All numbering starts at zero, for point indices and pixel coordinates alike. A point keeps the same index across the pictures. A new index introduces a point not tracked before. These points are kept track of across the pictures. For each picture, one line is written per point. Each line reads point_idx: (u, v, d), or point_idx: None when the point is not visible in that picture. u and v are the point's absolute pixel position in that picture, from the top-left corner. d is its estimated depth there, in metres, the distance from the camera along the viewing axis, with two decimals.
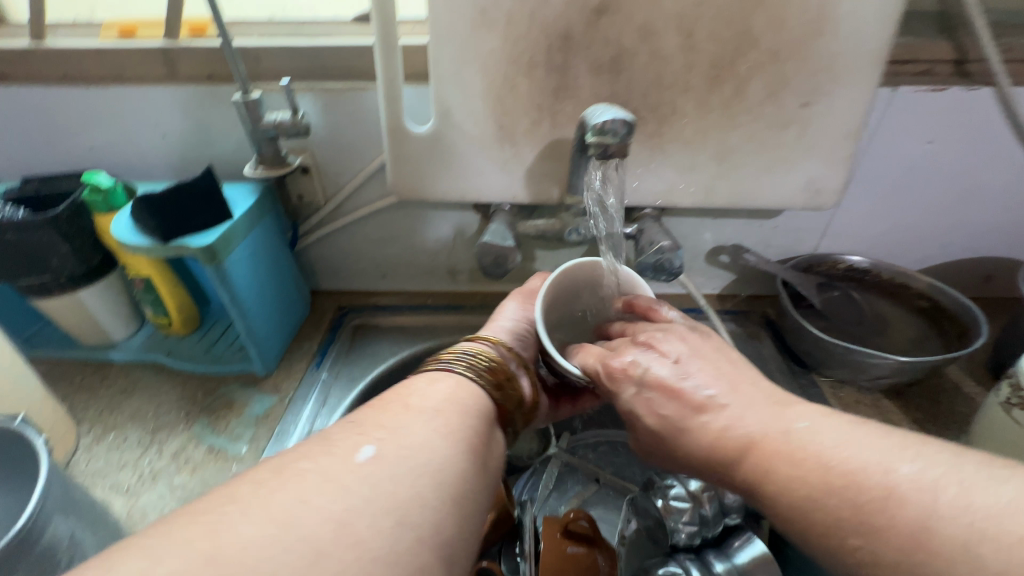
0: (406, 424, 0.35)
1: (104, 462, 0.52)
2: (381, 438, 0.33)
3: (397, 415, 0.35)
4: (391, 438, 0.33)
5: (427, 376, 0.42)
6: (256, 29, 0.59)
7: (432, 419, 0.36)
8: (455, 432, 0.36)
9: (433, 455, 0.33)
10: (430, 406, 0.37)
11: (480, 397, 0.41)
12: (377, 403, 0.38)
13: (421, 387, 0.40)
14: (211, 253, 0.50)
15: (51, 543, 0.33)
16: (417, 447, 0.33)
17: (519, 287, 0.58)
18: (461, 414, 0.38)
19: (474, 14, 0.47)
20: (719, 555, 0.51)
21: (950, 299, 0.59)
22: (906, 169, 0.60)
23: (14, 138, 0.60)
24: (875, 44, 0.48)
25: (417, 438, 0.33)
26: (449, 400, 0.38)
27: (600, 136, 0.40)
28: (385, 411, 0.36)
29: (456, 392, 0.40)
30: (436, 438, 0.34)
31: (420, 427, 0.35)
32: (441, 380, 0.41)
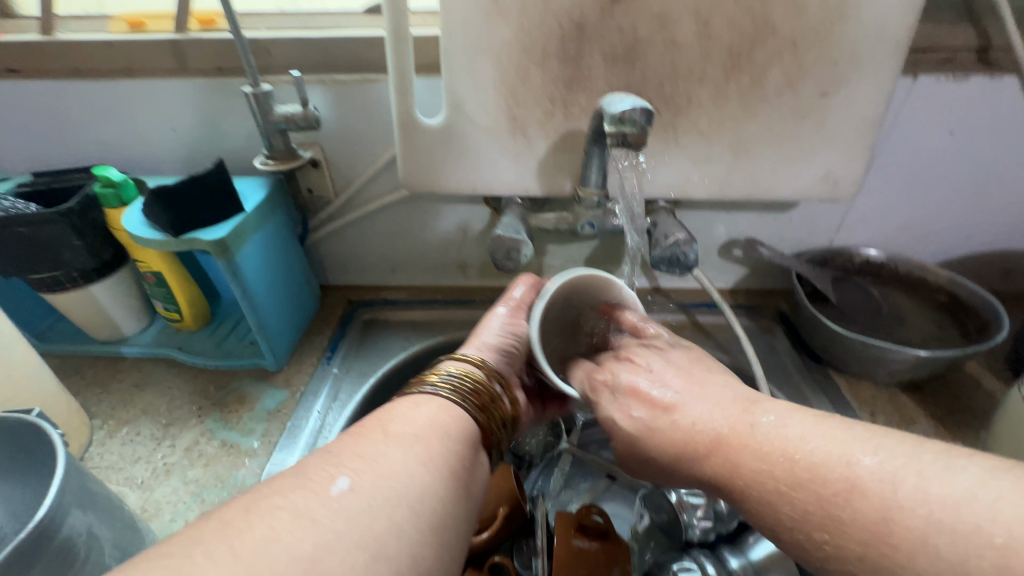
0: (385, 452, 0.32)
1: (118, 456, 0.52)
2: (355, 469, 0.31)
3: (373, 443, 0.33)
4: (369, 470, 0.31)
5: (409, 399, 0.39)
6: (266, 22, 0.59)
7: (412, 446, 0.34)
8: (436, 459, 0.34)
9: (413, 484, 0.31)
10: (410, 432, 0.35)
11: (467, 423, 0.39)
12: (353, 428, 0.35)
13: (403, 411, 0.37)
14: (223, 248, 0.49)
15: (68, 537, 0.33)
16: (396, 477, 0.31)
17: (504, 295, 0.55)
18: (444, 439, 0.36)
19: (488, 3, 0.47)
20: (735, 551, 0.51)
21: (970, 293, 0.58)
22: (925, 160, 0.58)
23: (24, 132, 0.60)
24: (898, 31, 0.47)
25: (395, 468, 0.31)
26: (431, 426, 0.36)
27: (618, 125, 0.39)
28: (363, 437, 0.34)
29: (441, 417, 0.38)
30: (416, 468, 0.32)
31: (399, 455, 0.32)
32: (424, 404, 0.39)
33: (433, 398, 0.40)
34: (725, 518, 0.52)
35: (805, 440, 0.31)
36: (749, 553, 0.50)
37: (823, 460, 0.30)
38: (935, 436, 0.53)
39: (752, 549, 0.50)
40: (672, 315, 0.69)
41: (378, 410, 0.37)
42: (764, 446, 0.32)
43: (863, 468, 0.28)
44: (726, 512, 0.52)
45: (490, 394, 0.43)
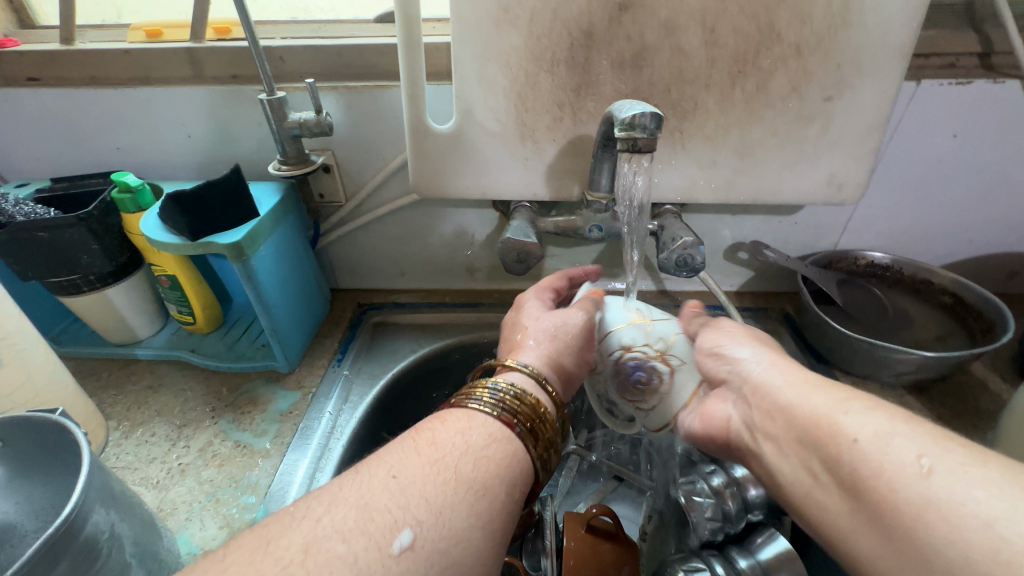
0: (445, 506, 0.30)
1: (133, 456, 0.53)
2: (419, 519, 0.29)
3: (441, 485, 0.31)
4: (433, 525, 0.29)
5: (482, 427, 0.36)
6: (280, 30, 0.60)
7: (476, 499, 0.31)
8: (493, 523, 0.31)
9: (466, 551, 0.29)
10: (473, 479, 0.32)
11: (522, 461, 0.36)
12: (424, 448, 0.33)
13: (465, 442, 0.34)
14: (238, 251, 0.50)
15: (93, 533, 0.33)
16: (454, 540, 0.29)
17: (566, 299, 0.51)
18: (502, 492, 0.33)
19: (498, 11, 0.48)
20: (742, 552, 0.51)
21: (974, 294, 0.59)
22: (929, 163, 0.59)
23: (43, 139, 0.62)
24: (901, 37, 0.47)
25: (455, 526, 0.29)
26: (500, 477, 0.33)
27: (628, 130, 0.40)
28: (430, 469, 0.31)
29: (510, 463, 0.35)
30: (473, 530, 0.30)
31: (463, 511, 0.30)
32: (500, 442, 0.35)
33: (509, 435, 0.36)
34: (732, 518, 0.52)
35: (891, 441, 0.30)
36: (757, 553, 0.50)
37: (893, 467, 0.29)
38: None
39: (760, 550, 0.50)
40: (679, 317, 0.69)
41: (452, 430, 0.35)
42: (853, 438, 0.32)
43: (933, 488, 0.27)
44: (734, 513, 0.52)
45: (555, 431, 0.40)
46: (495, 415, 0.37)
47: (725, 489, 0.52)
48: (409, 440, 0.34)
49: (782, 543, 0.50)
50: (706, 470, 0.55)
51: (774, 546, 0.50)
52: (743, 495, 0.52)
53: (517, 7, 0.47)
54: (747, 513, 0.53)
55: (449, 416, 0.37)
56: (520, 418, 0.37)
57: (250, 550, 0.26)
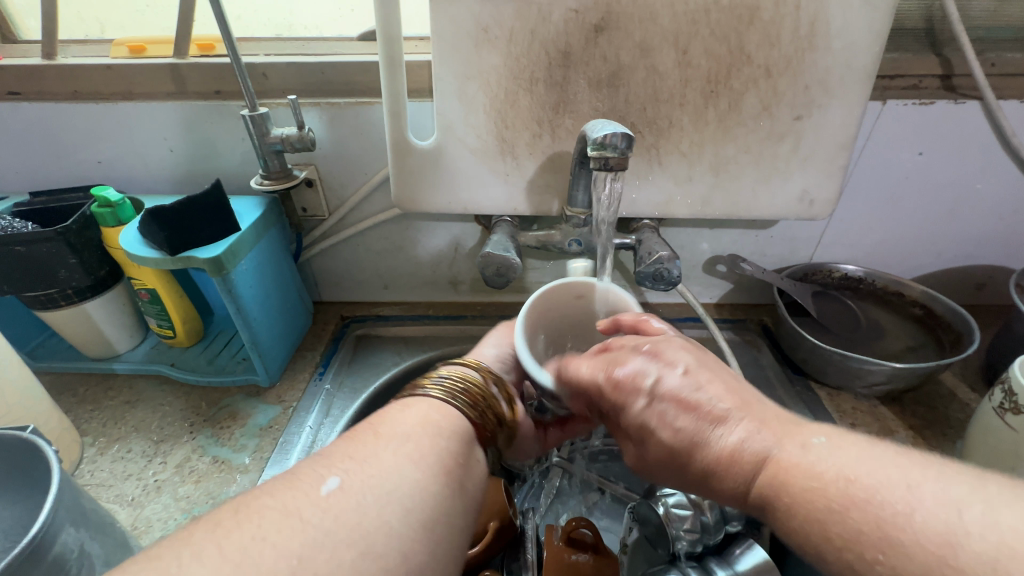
0: (373, 452, 0.31)
1: (109, 473, 0.52)
2: (346, 469, 0.29)
3: (362, 445, 0.31)
4: (360, 471, 0.29)
5: (402, 405, 0.36)
6: (265, 48, 0.61)
7: (399, 445, 0.32)
8: (428, 458, 0.31)
9: (403, 482, 0.29)
10: (399, 430, 0.33)
11: (456, 417, 0.36)
12: (343, 430, 0.34)
13: (392, 412, 0.35)
14: (217, 265, 0.50)
15: (61, 554, 0.33)
16: (383, 476, 0.29)
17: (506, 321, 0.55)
18: (434, 436, 0.33)
19: (477, 32, 0.49)
20: (721, 562, 0.52)
21: (943, 306, 0.61)
22: (898, 179, 0.61)
23: (22, 153, 0.61)
24: (865, 59, 0.49)
25: (383, 468, 0.30)
26: (421, 426, 0.34)
27: (601, 149, 0.41)
28: (351, 438, 0.32)
29: (431, 414, 0.35)
30: (406, 465, 0.30)
31: (390, 457, 0.31)
32: (415, 406, 0.36)
33: (422, 398, 0.37)
34: (710, 530, 0.53)
35: None
36: (735, 563, 0.51)
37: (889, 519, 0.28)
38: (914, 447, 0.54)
39: (738, 560, 0.51)
40: None
41: (367, 414, 0.35)
42: None
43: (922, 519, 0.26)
44: (711, 523, 0.53)
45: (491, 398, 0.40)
46: (417, 393, 0.38)
47: (703, 500, 0.53)
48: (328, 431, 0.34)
49: (759, 554, 0.51)
50: None
51: (752, 557, 0.51)
52: (721, 505, 0.54)
53: (496, 28, 0.49)
54: (724, 524, 0.54)
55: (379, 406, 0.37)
56: (458, 397, 0.38)
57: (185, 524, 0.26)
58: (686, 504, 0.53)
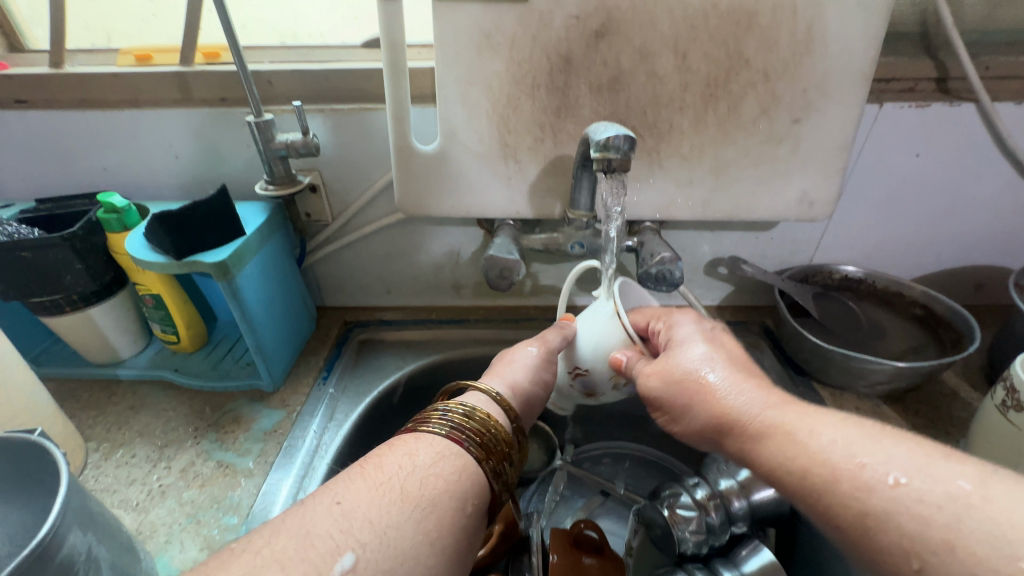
0: (394, 523, 0.31)
1: (113, 478, 0.52)
2: (362, 541, 0.29)
3: (384, 506, 0.32)
4: (378, 545, 0.30)
5: (431, 447, 0.36)
6: (270, 56, 0.62)
7: (421, 518, 0.32)
8: (443, 538, 0.32)
9: (414, 567, 0.30)
10: (425, 499, 0.33)
11: (481, 486, 0.36)
12: (372, 474, 0.34)
13: (422, 465, 0.35)
14: (223, 270, 0.51)
15: (69, 556, 0.33)
16: (400, 559, 0.30)
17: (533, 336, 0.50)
18: (455, 514, 0.34)
19: (480, 38, 0.50)
20: (727, 564, 0.52)
21: (942, 305, 0.61)
22: (897, 179, 0.62)
23: (28, 160, 0.62)
24: (861, 62, 0.50)
25: (401, 545, 0.30)
26: (450, 491, 0.34)
27: (604, 151, 0.41)
28: (377, 493, 0.32)
29: (458, 480, 0.35)
30: (421, 545, 0.31)
31: (411, 529, 0.31)
32: (448, 459, 0.36)
33: (457, 452, 0.37)
34: (716, 530, 0.53)
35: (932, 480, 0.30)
36: (741, 565, 0.51)
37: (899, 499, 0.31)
38: None
39: (744, 561, 0.51)
40: None
41: (400, 453, 0.36)
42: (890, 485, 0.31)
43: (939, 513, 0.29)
44: (717, 524, 0.53)
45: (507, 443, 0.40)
46: (444, 435, 0.38)
47: (708, 501, 0.54)
48: (354, 466, 0.35)
49: (766, 556, 0.51)
50: (690, 483, 0.56)
51: (758, 558, 0.51)
52: (727, 507, 0.54)
53: (498, 34, 0.49)
54: (730, 525, 0.54)
55: (398, 441, 0.37)
56: (468, 434, 0.38)
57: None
58: (692, 505, 0.54)
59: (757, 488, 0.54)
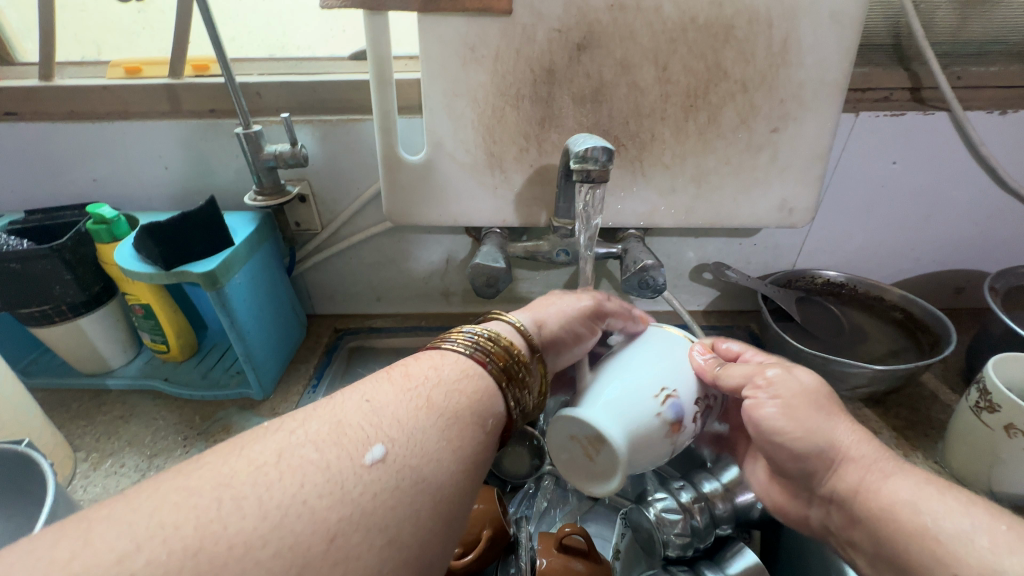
0: (423, 427, 0.30)
1: (102, 488, 0.52)
2: (392, 437, 0.29)
3: (413, 410, 0.31)
4: (406, 443, 0.29)
5: (454, 364, 0.35)
6: (260, 68, 0.63)
7: (447, 425, 0.31)
8: (465, 452, 0.31)
9: (438, 471, 0.29)
10: (449, 408, 0.32)
11: (494, 396, 0.35)
12: (398, 376, 0.33)
13: (438, 374, 0.34)
14: (212, 280, 0.51)
15: None
16: (425, 458, 0.29)
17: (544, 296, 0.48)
18: (475, 426, 0.32)
19: (465, 51, 0.51)
20: (713, 566, 0.53)
21: (921, 309, 0.62)
22: (875, 186, 0.63)
23: (17, 172, 0.63)
24: (836, 73, 0.52)
25: (426, 446, 0.29)
26: (472, 408, 0.33)
27: (583, 163, 0.42)
28: (404, 397, 0.31)
29: (477, 395, 0.34)
30: (444, 451, 0.30)
31: (434, 433, 0.30)
32: (472, 378, 0.35)
33: (481, 372, 0.36)
34: (701, 533, 0.54)
35: None
36: (727, 567, 0.52)
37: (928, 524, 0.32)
38: (897, 448, 0.56)
39: (730, 563, 0.52)
40: None
41: (426, 365, 0.35)
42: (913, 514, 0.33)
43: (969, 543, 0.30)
44: (702, 527, 0.54)
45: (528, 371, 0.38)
46: (469, 354, 0.36)
47: (693, 504, 0.54)
48: (382, 372, 0.34)
49: (750, 557, 0.51)
50: (675, 487, 0.57)
51: (743, 560, 0.51)
52: (711, 510, 0.54)
53: (483, 47, 0.50)
54: (715, 527, 0.55)
55: (421, 356, 0.36)
56: (493, 357, 0.37)
57: (223, 454, 0.26)
58: (677, 508, 0.54)
59: (741, 491, 0.55)
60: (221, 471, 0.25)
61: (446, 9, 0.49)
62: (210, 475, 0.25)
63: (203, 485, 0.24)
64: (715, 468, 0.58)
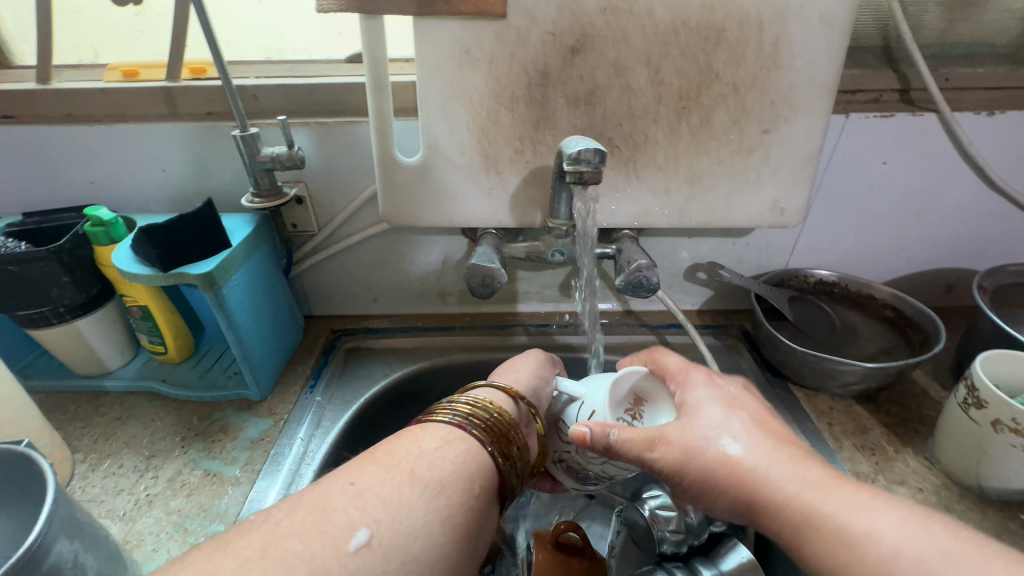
0: (409, 504, 0.31)
1: (101, 489, 0.52)
2: (376, 518, 0.30)
3: (397, 486, 0.32)
4: (391, 523, 0.30)
5: (436, 433, 0.37)
6: (257, 70, 0.63)
7: (433, 497, 0.32)
8: (453, 519, 0.32)
9: (424, 548, 0.30)
10: (436, 479, 0.33)
11: (484, 460, 0.36)
12: (382, 455, 0.34)
13: (428, 447, 0.35)
14: (210, 281, 0.52)
15: (56, 563, 0.34)
16: (412, 536, 0.30)
17: (524, 357, 0.52)
18: (463, 493, 0.34)
19: (459, 54, 0.51)
20: (707, 563, 0.53)
21: (911, 307, 0.63)
22: (866, 186, 0.64)
23: (14, 174, 0.63)
24: (826, 75, 0.52)
25: (413, 523, 0.30)
26: (457, 473, 0.34)
27: (576, 165, 0.43)
28: (388, 474, 0.33)
29: (466, 462, 0.35)
30: (431, 525, 0.31)
31: (420, 508, 0.31)
32: (455, 443, 0.36)
33: (463, 435, 0.37)
34: (694, 530, 0.54)
35: None
36: (720, 563, 0.52)
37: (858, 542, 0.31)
38: (888, 444, 0.56)
39: (723, 560, 0.53)
40: (643, 336, 0.72)
41: (408, 439, 0.36)
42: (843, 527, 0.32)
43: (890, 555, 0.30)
44: (696, 524, 0.54)
45: (513, 422, 0.40)
46: (450, 421, 0.38)
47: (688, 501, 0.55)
48: (365, 450, 0.35)
49: (743, 553, 0.52)
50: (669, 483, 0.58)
51: (735, 556, 0.52)
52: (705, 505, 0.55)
53: (477, 50, 0.51)
54: (709, 525, 0.55)
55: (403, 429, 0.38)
56: (475, 419, 0.39)
57: (208, 552, 0.27)
58: (672, 505, 0.55)
59: None
60: (207, 569, 0.26)
61: (441, 12, 0.49)
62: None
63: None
64: None
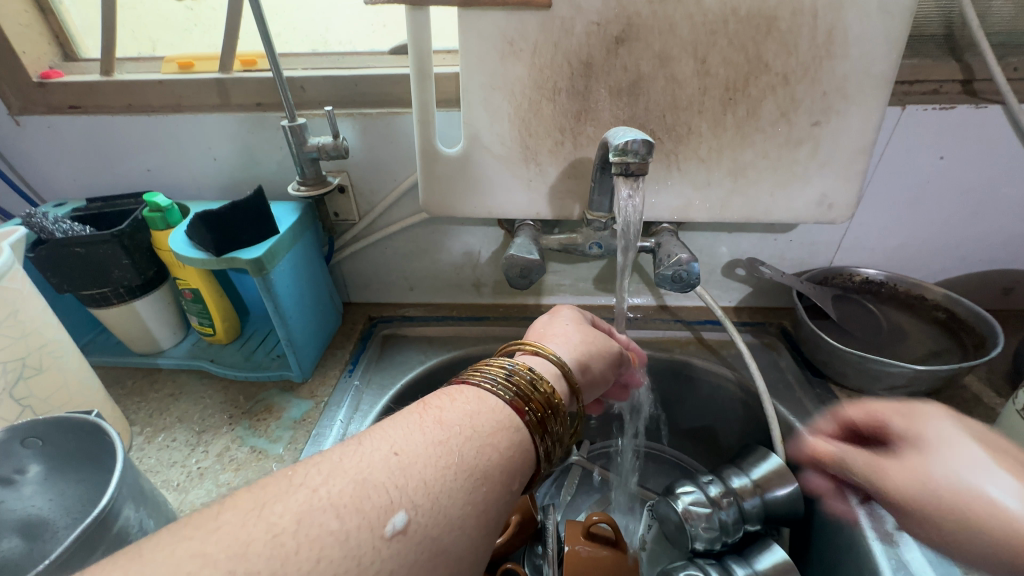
0: (445, 493, 0.31)
1: (156, 460, 0.56)
2: (414, 503, 0.30)
3: (439, 472, 0.32)
4: (428, 511, 0.30)
5: (490, 414, 0.37)
6: (304, 63, 0.65)
7: (472, 487, 0.32)
8: (486, 512, 0.33)
9: (457, 539, 0.31)
10: (479, 469, 0.33)
11: (529, 450, 0.37)
12: (432, 429, 0.34)
13: (475, 425, 0.35)
14: (259, 266, 0.54)
15: (124, 526, 0.36)
16: (446, 527, 0.30)
17: (585, 327, 0.52)
18: (503, 482, 0.34)
19: (503, 44, 0.51)
20: (741, 561, 0.52)
21: (966, 309, 0.61)
22: (920, 182, 0.61)
23: (78, 163, 0.67)
24: (882, 65, 0.50)
25: (448, 514, 0.31)
26: (501, 466, 0.35)
27: (622, 155, 0.42)
28: (428, 453, 0.33)
29: (513, 454, 0.36)
30: (466, 518, 0.31)
31: (458, 499, 0.32)
32: (506, 432, 0.36)
33: (517, 424, 0.37)
34: (729, 528, 0.54)
35: None
36: (755, 562, 0.52)
37: None
38: None
39: (758, 559, 0.52)
40: (678, 331, 0.71)
41: (460, 413, 0.36)
42: None
43: None
44: (730, 522, 0.54)
45: (562, 421, 0.40)
46: (508, 402, 0.38)
47: (721, 498, 0.55)
48: (416, 417, 0.35)
49: (779, 554, 0.51)
50: (704, 480, 0.57)
51: (771, 557, 0.51)
52: (740, 505, 0.54)
53: (522, 41, 0.51)
54: (744, 523, 0.55)
55: (459, 397, 0.38)
56: (531, 407, 0.38)
57: (243, 514, 0.28)
58: (705, 502, 0.55)
59: (772, 487, 0.55)
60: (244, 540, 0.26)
61: (486, 3, 0.49)
62: (239, 531, 0.26)
63: (233, 542, 0.26)
64: (745, 463, 0.58)
